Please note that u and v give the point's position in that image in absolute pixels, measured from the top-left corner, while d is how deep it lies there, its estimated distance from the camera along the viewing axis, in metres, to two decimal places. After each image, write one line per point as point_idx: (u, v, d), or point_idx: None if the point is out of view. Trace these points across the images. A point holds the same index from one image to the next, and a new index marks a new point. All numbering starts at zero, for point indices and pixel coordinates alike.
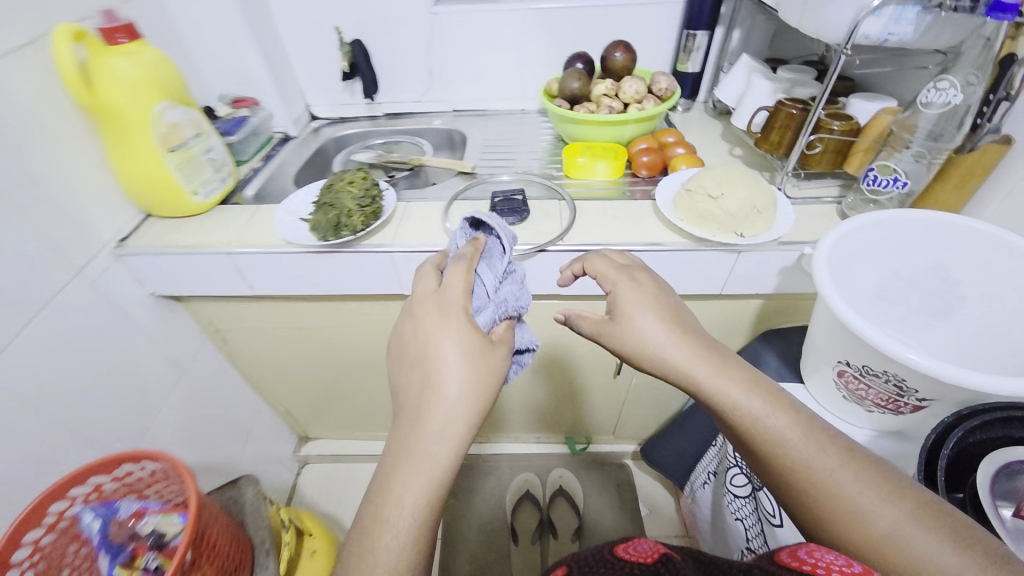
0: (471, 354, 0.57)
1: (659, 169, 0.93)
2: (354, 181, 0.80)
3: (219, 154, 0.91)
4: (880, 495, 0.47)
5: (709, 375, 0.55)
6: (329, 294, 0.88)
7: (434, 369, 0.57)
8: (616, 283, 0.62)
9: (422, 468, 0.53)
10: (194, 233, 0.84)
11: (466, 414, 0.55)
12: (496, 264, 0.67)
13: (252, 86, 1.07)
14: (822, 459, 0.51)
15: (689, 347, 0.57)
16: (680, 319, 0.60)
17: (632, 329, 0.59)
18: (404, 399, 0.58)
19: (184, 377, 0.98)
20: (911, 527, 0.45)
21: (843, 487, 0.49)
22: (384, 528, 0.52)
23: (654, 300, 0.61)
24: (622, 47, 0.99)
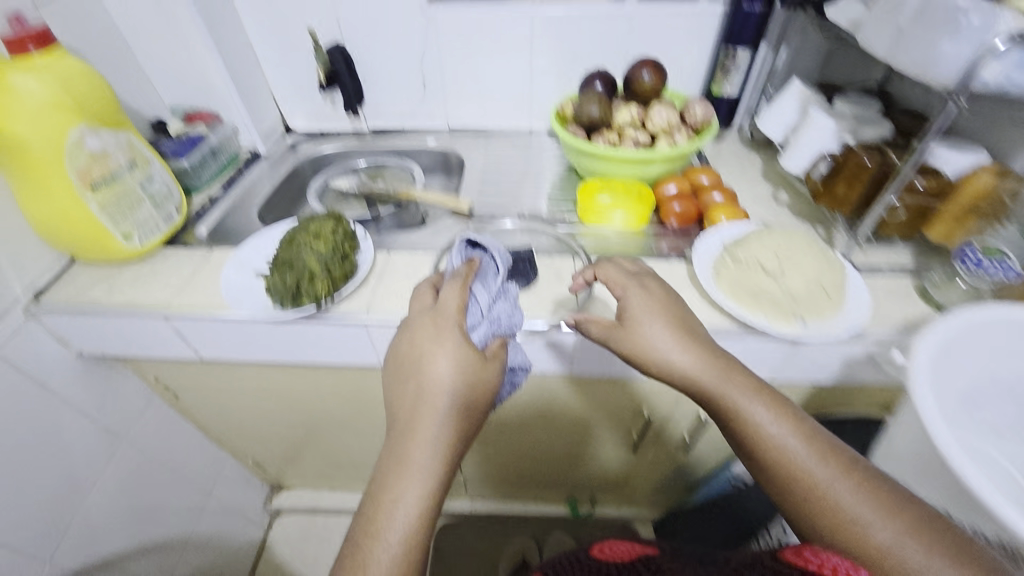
0: (465, 355, 0.52)
1: (691, 219, 0.78)
2: (321, 233, 0.63)
3: (162, 185, 0.75)
4: (882, 512, 0.42)
5: (715, 381, 0.50)
6: (292, 361, 0.73)
7: (428, 377, 0.51)
8: (624, 290, 0.55)
9: (417, 475, 0.47)
10: (125, 287, 0.69)
11: (456, 418, 0.50)
12: (489, 280, 0.58)
13: (213, 97, 0.90)
14: (824, 473, 0.45)
15: (698, 354, 0.51)
16: (686, 323, 0.53)
17: (637, 333, 0.52)
18: (392, 407, 0.52)
19: (123, 445, 0.83)
20: (907, 544, 0.40)
21: (840, 500, 0.44)
22: (372, 549, 0.44)
23: (658, 303, 0.54)
24: (651, 66, 0.82)
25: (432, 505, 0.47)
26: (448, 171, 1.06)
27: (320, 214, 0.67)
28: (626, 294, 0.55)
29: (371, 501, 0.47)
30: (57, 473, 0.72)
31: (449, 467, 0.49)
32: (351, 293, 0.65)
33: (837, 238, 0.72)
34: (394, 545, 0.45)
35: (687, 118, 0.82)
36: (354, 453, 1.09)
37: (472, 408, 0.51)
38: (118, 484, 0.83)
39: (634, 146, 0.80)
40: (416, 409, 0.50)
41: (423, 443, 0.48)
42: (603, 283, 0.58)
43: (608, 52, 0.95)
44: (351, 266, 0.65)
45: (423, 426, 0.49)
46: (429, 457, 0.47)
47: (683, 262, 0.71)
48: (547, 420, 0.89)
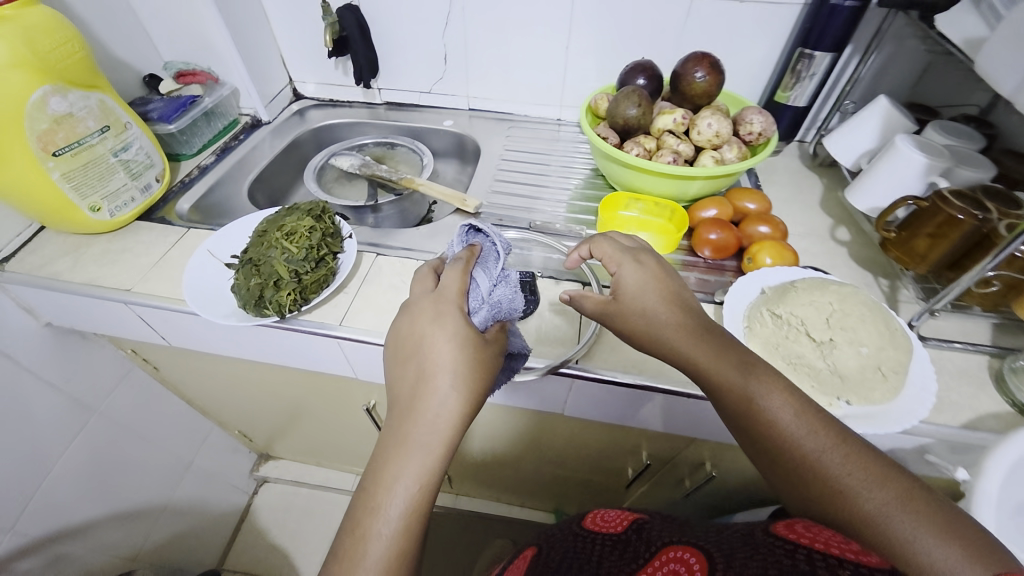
0: (466, 334, 0.46)
1: (730, 252, 0.67)
2: (296, 232, 0.56)
3: (139, 153, 0.68)
4: (879, 492, 0.33)
5: (693, 352, 0.43)
6: (263, 360, 0.67)
7: (429, 354, 0.45)
8: (619, 267, 0.49)
9: (414, 449, 0.42)
10: (91, 263, 0.64)
11: (458, 391, 0.44)
12: (490, 265, 0.52)
13: (212, 55, 0.82)
14: (812, 449, 0.37)
15: (688, 328, 0.44)
16: (680, 297, 0.47)
17: (627, 307, 0.47)
18: (396, 390, 0.46)
19: (96, 418, 0.80)
20: (910, 524, 0.31)
21: (821, 464, 0.36)
22: (368, 527, 0.40)
23: (649, 277, 0.48)
24: (707, 64, 0.69)
25: (432, 479, 0.42)
26: (463, 157, 0.96)
27: (302, 208, 0.60)
28: (621, 269, 0.49)
29: (371, 479, 0.42)
30: (20, 447, 0.69)
31: (450, 441, 0.43)
32: (324, 303, 0.58)
33: (903, 298, 0.62)
34: (390, 519, 0.40)
35: (740, 131, 0.70)
36: (338, 444, 1.04)
37: (478, 378, 0.45)
38: (88, 458, 0.80)
39: (674, 158, 0.68)
40: (417, 391, 0.44)
41: (422, 417, 0.43)
42: (597, 259, 0.52)
43: (658, 39, 0.81)
44: (328, 272, 0.57)
45: (424, 401, 0.44)
46: (425, 433, 0.42)
47: (710, 305, 0.61)
48: (538, 444, 0.80)
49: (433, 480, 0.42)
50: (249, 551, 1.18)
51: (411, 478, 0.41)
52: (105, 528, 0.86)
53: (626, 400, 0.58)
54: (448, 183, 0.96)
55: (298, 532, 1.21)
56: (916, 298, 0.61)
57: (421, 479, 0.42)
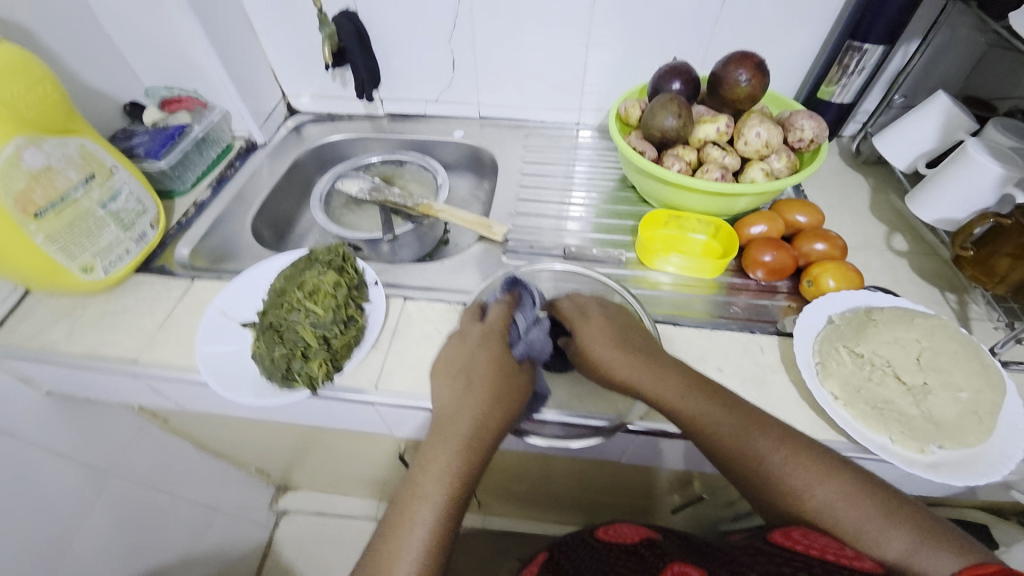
0: (507, 357, 0.46)
1: (784, 274, 0.62)
2: (320, 291, 0.51)
3: (130, 200, 0.61)
4: (866, 499, 0.38)
5: (661, 391, 0.46)
6: (287, 419, 0.62)
7: (470, 369, 0.45)
8: (579, 324, 0.52)
9: (451, 455, 0.40)
10: (88, 330, 0.57)
11: (497, 406, 0.43)
12: (529, 308, 0.51)
13: (198, 77, 0.74)
14: (809, 467, 0.40)
15: (642, 367, 0.48)
16: (635, 341, 0.51)
17: (590, 359, 0.51)
18: (435, 407, 0.45)
19: (111, 480, 0.75)
20: (882, 517, 0.37)
21: (822, 482, 0.40)
22: (401, 527, 0.38)
23: (607, 328, 0.51)
24: (751, 65, 0.62)
25: (461, 482, 0.40)
26: (477, 170, 0.90)
27: (321, 260, 0.55)
28: (579, 325, 0.53)
29: (404, 488, 0.40)
30: (35, 525, 0.64)
31: (487, 447, 0.42)
32: (356, 365, 0.53)
33: (974, 315, 0.57)
34: (422, 524, 0.38)
35: (790, 138, 0.64)
36: (362, 477, 1.00)
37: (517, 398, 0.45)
38: (105, 522, 0.75)
39: (721, 175, 0.63)
40: (458, 400, 0.43)
41: (468, 424, 0.42)
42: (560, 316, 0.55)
43: (690, 33, 0.74)
44: (358, 331, 0.53)
45: (473, 410, 0.43)
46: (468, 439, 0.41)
47: (774, 337, 0.56)
48: (580, 478, 0.75)
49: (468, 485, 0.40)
50: None
51: (446, 483, 0.39)
52: None
53: (688, 449, 0.54)
54: (462, 199, 0.89)
55: (325, 562, 1.17)
56: (989, 315, 0.57)
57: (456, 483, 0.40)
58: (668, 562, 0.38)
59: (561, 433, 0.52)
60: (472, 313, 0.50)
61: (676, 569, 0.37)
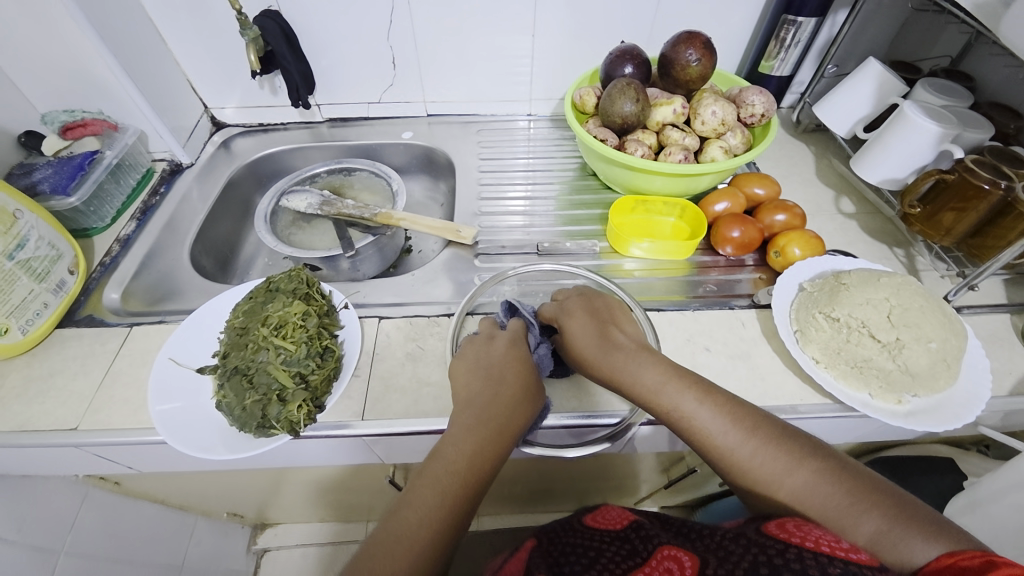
0: (527, 361, 0.48)
1: (753, 247, 0.63)
2: (287, 324, 0.47)
3: (41, 246, 0.53)
4: (843, 484, 0.38)
5: (642, 389, 0.45)
6: (261, 465, 0.56)
7: (493, 370, 0.46)
8: (565, 323, 0.50)
9: (481, 440, 0.41)
10: (11, 400, 0.49)
11: (518, 406, 0.44)
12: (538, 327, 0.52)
13: (103, 96, 0.64)
14: (789, 456, 0.40)
15: (619, 367, 0.46)
16: (618, 337, 0.49)
17: (578, 360, 0.49)
18: (460, 396, 0.45)
19: (63, 559, 0.66)
20: (856, 504, 0.37)
21: (801, 467, 0.39)
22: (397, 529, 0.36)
23: (589, 326, 0.50)
24: (700, 43, 0.63)
25: (486, 467, 0.40)
26: (431, 171, 0.86)
27: (284, 289, 0.51)
28: (565, 324, 0.51)
29: (416, 483, 0.39)
30: None
31: (509, 441, 0.43)
32: (338, 399, 0.48)
33: (922, 267, 0.61)
34: (432, 510, 0.37)
35: (742, 113, 0.65)
36: (347, 506, 0.94)
37: (533, 401, 0.46)
38: None
39: (684, 156, 0.63)
40: (477, 400, 0.44)
41: (496, 414, 0.43)
42: (546, 316, 0.53)
43: (635, 16, 0.74)
44: (336, 362, 0.49)
45: (506, 404, 0.44)
46: (482, 441, 0.41)
47: (752, 310, 0.58)
48: (578, 476, 0.74)
49: (479, 487, 0.40)
50: None
51: (457, 479, 0.39)
52: None
53: None
54: (419, 202, 0.85)
55: None
56: (934, 265, 0.61)
57: (476, 468, 0.40)
58: (657, 547, 0.38)
59: (564, 439, 0.52)
60: (489, 323, 0.51)
61: (671, 554, 0.36)
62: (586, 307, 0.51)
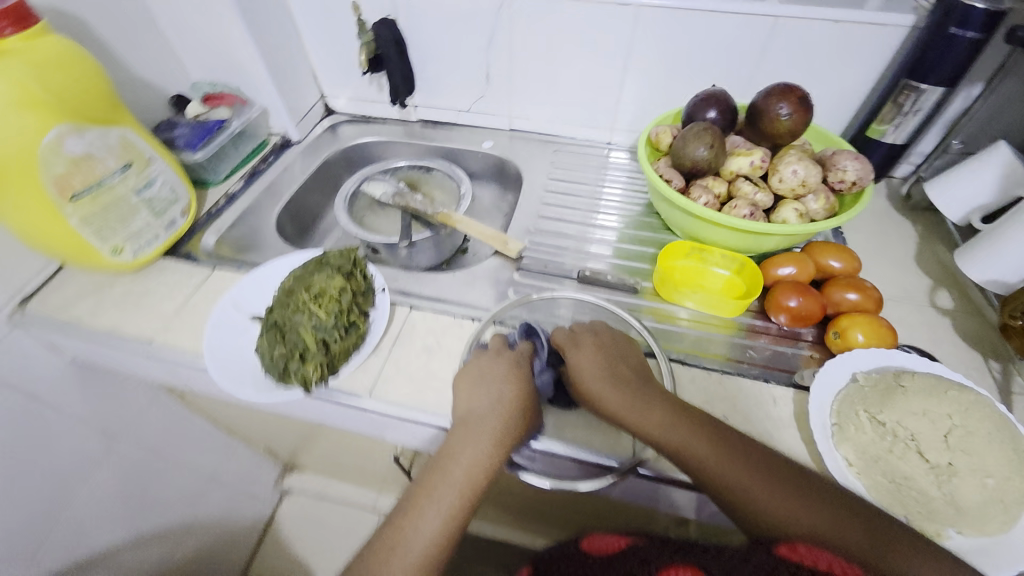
0: (528, 383, 0.49)
1: (811, 322, 0.58)
2: (325, 293, 0.52)
3: (164, 188, 0.64)
4: (862, 526, 0.37)
5: (650, 421, 0.45)
6: (285, 413, 0.63)
7: (498, 387, 0.48)
8: (569, 352, 0.51)
9: (480, 450, 0.44)
10: (114, 305, 0.60)
11: (521, 418, 0.47)
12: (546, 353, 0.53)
13: (241, 74, 0.76)
14: (804, 498, 0.39)
15: (632, 397, 0.47)
16: (626, 367, 0.50)
17: (582, 391, 0.49)
18: (461, 411, 0.47)
19: (122, 447, 0.78)
20: (877, 546, 0.36)
21: (818, 504, 0.39)
22: (413, 518, 0.42)
23: (598, 353, 0.51)
24: (794, 98, 0.59)
25: (486, 475, 0.44)
26: (502, 181, 0.89)
27: (332, 264, 0.56)
28: (570, 353, 0.51)
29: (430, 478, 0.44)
30: (51, 482, 0.67)
31: (513, 449, 0.46)
32: (353, 370, 0.53)
33: (1018, 389, 0.52)
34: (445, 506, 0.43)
35: (830, 177, 0.60)
36: (362, 474, 0.99)
37: (534, 416, 0.48)
38: (114, 487, 0.78)
39: (750, 212, 0.60)
40: (483, 412, 0.46)
41: (500, 426, 0.46)
42: (551, 345, 0.54)
43: (734, 61, 0.71)
44: (358, 338, 0.53)
45: (509, 416, 0.46)
46: (487, 449, 0.44)
47: (789, 389, 0.52)
48: (575, 516, 0.71)
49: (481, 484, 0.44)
50: None
51: (469, 478, 0.44)
52: (131, 553, 0.83)
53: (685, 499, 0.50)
54: (485, 208, 0.89)
55: (320, 548, 1.18)
56: None
57: (481, 474, 0.44)
58: (661, 569, 0.36)
59: (568, 472, 0.49)
60: (496, 339, 0.53)
61: (676, 575, 0.35)
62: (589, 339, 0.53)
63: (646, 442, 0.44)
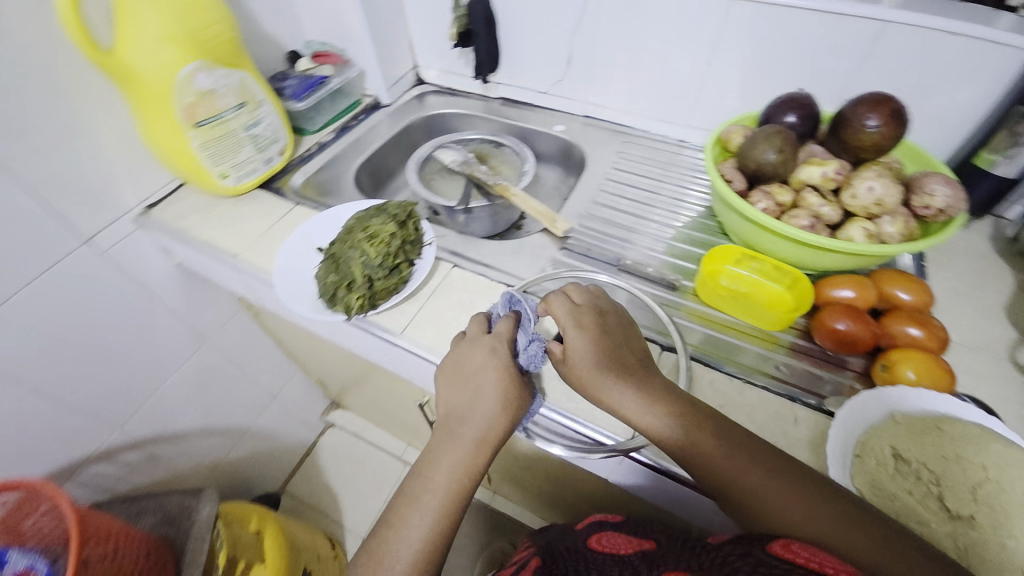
0: (509, 375, 0.49)
1: (858, 350, 0.54)
2: (378, 236, 0.59)
3: (267, 129, 0.74)
4: (868, 529, 0.36)
5: (648, 413, 0.44)
6: (333, 340, 0.70)
7: (478, 381, 0.49)
8: (568, 329, 0.49)
9: (463, 455, 0.46)
10: (214, 222, 0.71)
11: (503, 411, 0.47)
12: (529, 324, 0.52)
13: (347, 37, 0.85)
14: (803, 496, 0.39)
15: (635, 386, 0.46)
16: (627, 353, 0.49)
17: (579, 373, 0.48)
18: (444, 410, 0.49)
19: (205, 348, 0.91)
20: (884, 546, 0.35)
21: (817, 503, 0.38)
22: (404, 519, 0.44)
23: (600, 335, 0.49)
24: (885, 110, 0.55)
25: (470, 475, 0.46)
26: (568, 166, 0.91)
27: (390, 212, 0.62)
28: (569, 330, 0.49)
29: (417, 482, 0.46)
30: (148, 361, 0.81)
31: (496, 445, 0.47)
32: (390, 308, 0.58)
33: None
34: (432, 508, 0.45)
35: (913, 201, 0.55)
36: (395, 418, 1.07)
37: (518, 408, 0.48)
38: (195, 379, 0.91)
39: (811, 224, 0.57)
40: (464, 409, 0.48)
41: (479, 425, 0.47)
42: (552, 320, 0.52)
43: (829, 67, 0.67)
44: (399, 281, 0.58)
45: (487, 413, 0.47)
46: (469, 446, 0.46)
47: (814, 412, 0.50)
48: (576, 499, 0.73)
49: (465, 478, 0.46)
50: (309, 484, 1.29)
51: (451, 479, 0.46)
52: (198, 439, 0.98)
53: (680, 495, 0.50)
54: (547, 190, 0.91)
55: (350, 479, 1.29)
56: None
57: (465, 474, 0.46)
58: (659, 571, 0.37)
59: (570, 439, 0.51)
60: (479, 324, 0.53)
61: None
62: (590, 318, 0.50)
63: (644, 431, 0.45)
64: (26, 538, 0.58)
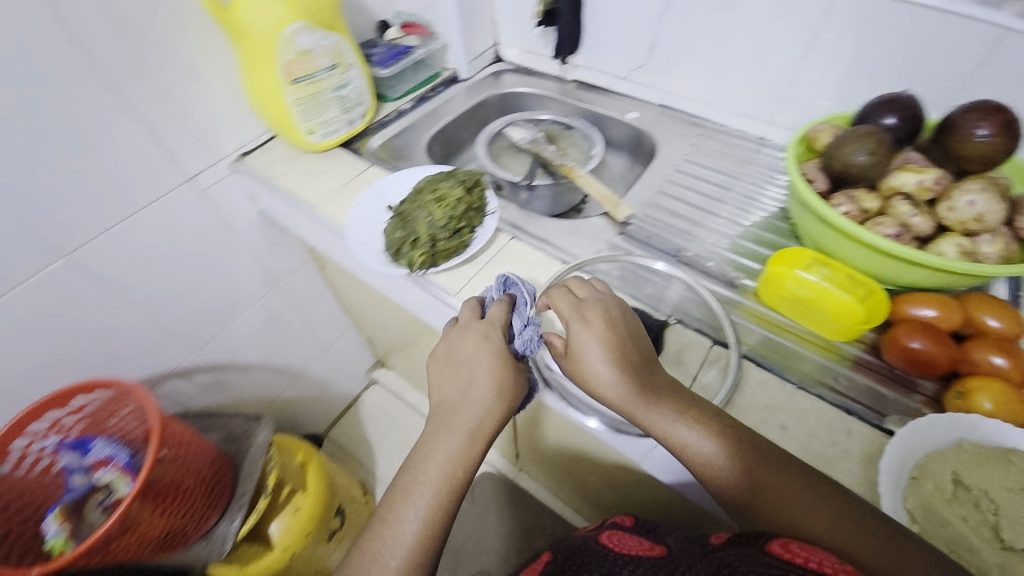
0: (499, 363, 0.50)
1: (932, 373, 0.50)
2: (446, 199, 0.62)
3: (354, 91, 0.78)
4: (877, 535, 0.36)
5: (654, 414, 0.45)
6: (389, 296, 0.74)
7: (471, 369, 0.50)
8: (572, 323, 0.49)
9: (457, 446, 0.47)
10: (298, 174, 0.77)
11: (495, 399, 0.49)
12: (524, 309, 0.53)
13: (436, 10, 0.88)
14: (810, 500, 0.39)
15: (640, 385, 0.46)
16: (634, 349, 0.48)
17: (583, 369, 0.48)
18: (438, 398, 0.51)
19: (275, 291, 0.99)
20: (895, 550, 0.35)
21: (823, 505, 0.39)
22: (401, 509, 0.46)
23: (606, 330, 0.48)
24: (999, 119, 0.51)
25: (464, 467, 0.48)
26: (637, 154, 0.89)
27: (459, 178, 0.65)
28: (573, 324, 0.49)
29: (410, 474, 0.47)
30: (227, 295, 0.89)
31: (489, 433, 0.49)
32: (449, 270, 0.61)
33: None
34: (427, 498, 0.46)
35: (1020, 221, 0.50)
36: None
37: (512, 395, 0.49)
38: (263, 319, 1.00)
39: (897, 233, 0.53)
40: (458, 399, 0.49)
41: (473, 414, 0.48)
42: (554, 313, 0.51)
43: (942, 68, 0.61)
44: (459, 244, 0.61)
45: (478, 402, 0.48)
46: (464, 433, 0.48)
47: (870, 428, 0.47)
48: (603, 487, 0.72)
49: (460, 464, 0.47)
50: (349, 434, 1.38)
51: (445, 469, 0.47)
52: (259, 374, 1.07)
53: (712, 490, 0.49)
54: (612, 177, 0.91)
55: (387, 436, 1.36)
56: None
57: (461, 463, 0.47)
58: None
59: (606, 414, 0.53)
60: (472, 312, 0.54)
61: None
62: (593, 313, 0.49)
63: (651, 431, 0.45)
64: (110, 430, 0.71)
